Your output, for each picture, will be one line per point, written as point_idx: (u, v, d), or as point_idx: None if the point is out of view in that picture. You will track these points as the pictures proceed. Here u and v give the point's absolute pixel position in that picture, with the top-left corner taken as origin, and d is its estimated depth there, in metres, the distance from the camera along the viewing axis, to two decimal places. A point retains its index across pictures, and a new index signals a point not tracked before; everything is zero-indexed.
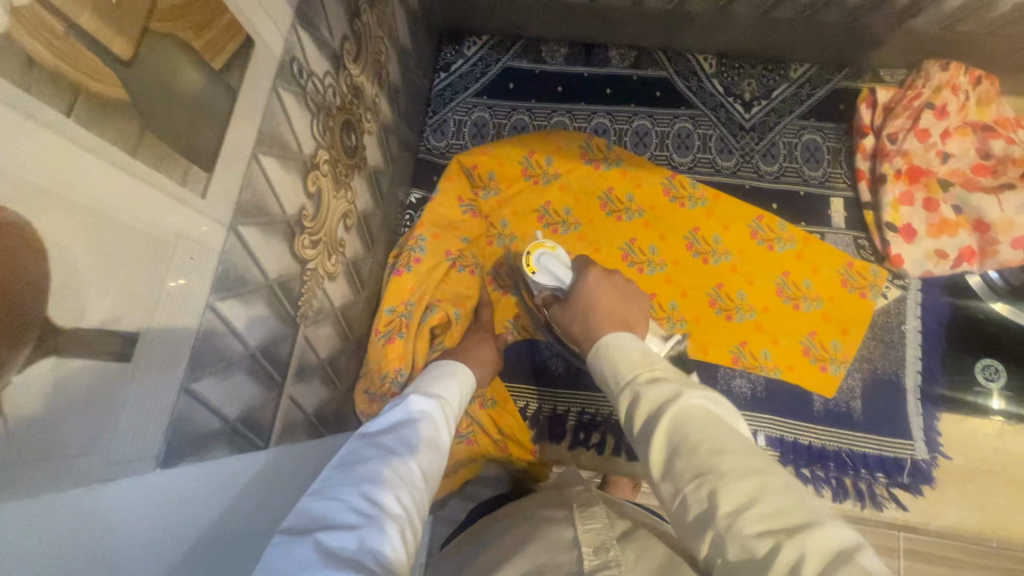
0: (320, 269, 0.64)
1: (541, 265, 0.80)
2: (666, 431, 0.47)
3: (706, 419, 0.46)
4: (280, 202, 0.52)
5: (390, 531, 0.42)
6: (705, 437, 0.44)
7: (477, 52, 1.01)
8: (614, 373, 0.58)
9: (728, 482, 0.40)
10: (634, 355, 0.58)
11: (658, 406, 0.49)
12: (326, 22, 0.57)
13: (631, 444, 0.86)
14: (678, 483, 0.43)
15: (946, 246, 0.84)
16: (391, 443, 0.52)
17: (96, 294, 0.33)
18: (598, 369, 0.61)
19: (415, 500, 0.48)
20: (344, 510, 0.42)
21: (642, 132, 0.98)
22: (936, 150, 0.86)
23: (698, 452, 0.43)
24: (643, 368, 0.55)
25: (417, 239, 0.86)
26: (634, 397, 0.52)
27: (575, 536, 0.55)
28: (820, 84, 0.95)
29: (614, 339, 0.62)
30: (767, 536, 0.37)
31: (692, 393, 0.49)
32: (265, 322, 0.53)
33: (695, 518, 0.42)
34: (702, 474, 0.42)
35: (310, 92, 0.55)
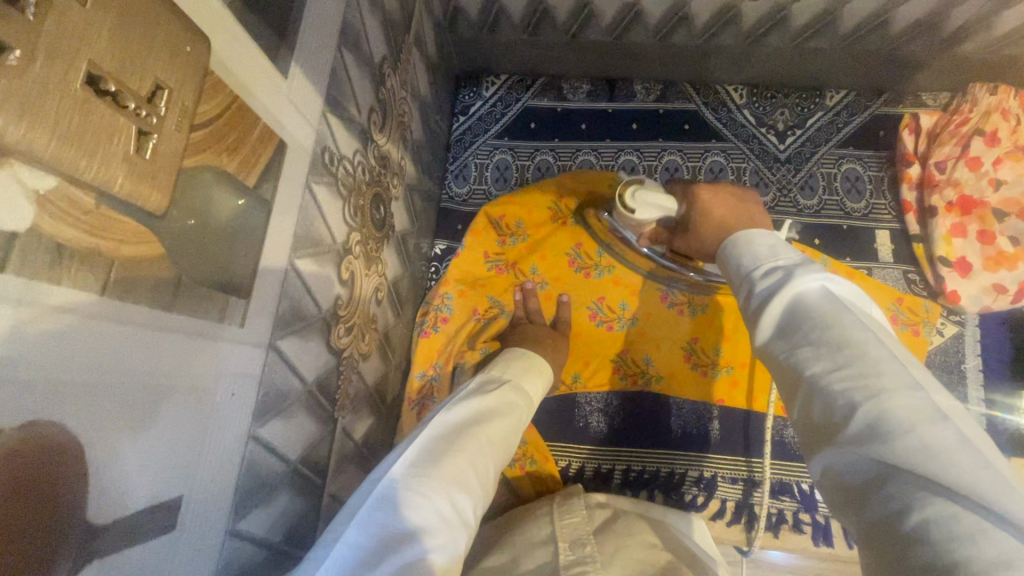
0: (354, 353, 0.60)
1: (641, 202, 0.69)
2: (769, 309, 0.41)
3: (819, 299, 0.39)
4: (316, 301, 0.49)
5: (460, 540, 0.40)
6: (812, 320, 0.38)
7: (496, 92, 0.98)
8: (731, 259, 0.49)
9: (824, 351, 0.36)
10: (764, 242, 0.47)
11: (765, 296, 0.42)
12: (354, 99, 0.53)
13: (680, 502, 0.82)
14: (774, 354, 0.41)
15: (1004, 280, 0.79)
16: (474, 437, 0.48)
17: (137, 474, 0.29)
18: (718, 259, 0.52)
19: (484, 504, 0.45)
20: (422, 507, 0.40)
21: (672, 168, 0.93)
22: (988, 178, 0.81)
23: (803, 329, 0.38)
24: (768, 260, 0.45)
25: (443, 296, 0.84)
26: (751, 289, 0.44)
27: (552, 531, 0.54)
28: (858, 111, 0.91)
29: (737, 233, 0.49)
30: (852, 397, 0.33)
31: (808, 280, 0.41)
32: (305, 431, 0.49)
33: (785, 380, 0.39)
34: (798, 348, 0.38)
35: (341, 177, 0.52)
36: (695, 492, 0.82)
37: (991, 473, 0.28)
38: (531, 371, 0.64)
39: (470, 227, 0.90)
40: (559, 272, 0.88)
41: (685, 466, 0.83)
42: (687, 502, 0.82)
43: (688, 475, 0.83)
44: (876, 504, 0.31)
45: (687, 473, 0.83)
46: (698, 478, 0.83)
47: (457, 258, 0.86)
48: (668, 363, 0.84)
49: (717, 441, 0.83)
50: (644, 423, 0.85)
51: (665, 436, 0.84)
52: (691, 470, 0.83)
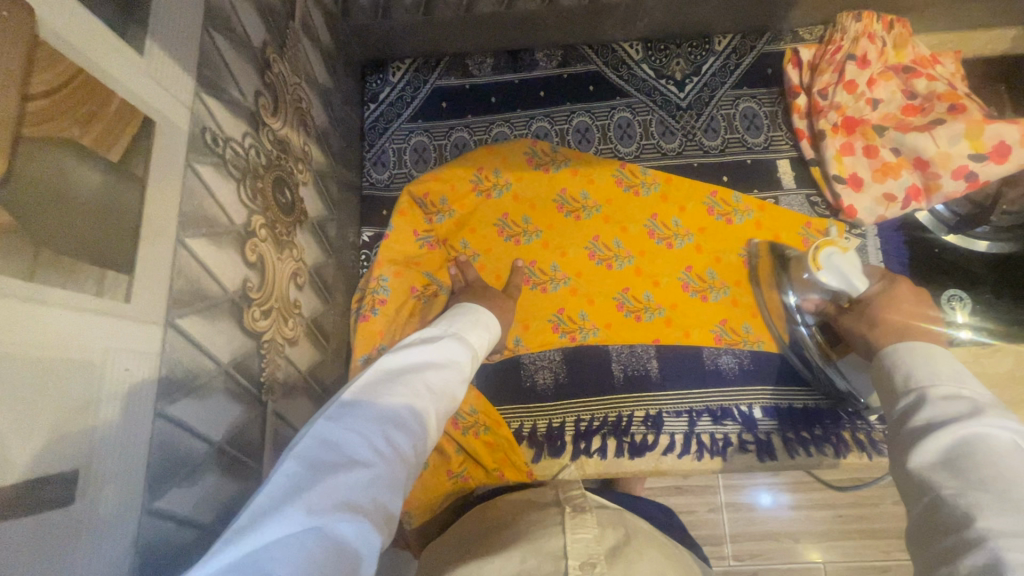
0: (277, 337, 0.60)
1: (830, 266, 0.75)
2: (940, 436, 0.42)
3: (1011, 448, 0.40)
4: (220, 281, 0.49)
5: (399, 474, 0.44)
6: (985, 456, 0.39)
7: (403, 77, 0.99)
8: (903, 372, 0.52)
9: (1008, 505, 0.36)
10: (945, 369, 0.49)
11: (934, 421, 0.44)
12: (234, 82, 0.53)
13: (632, 442, 0.84)
14: (929, 481, 0.41)
15: (893, 189, 0.86)
16: (414, 384, 0.51)
17: (16, 445, 0.29)
18: (879, 361, 0.56)
19: (425, 448, 0.49)
20: (358, 441, 0.43)
21: (582, 128, 0.97)
22: (865, 98, 0.88)
23: (976, 467, 0.39)
24: (947, 382, 0.48)
25: (378, 279, 0.84)
26: (922, 403, 0.47)
27: (563, 546, 0.53)
28: (745, 52, 0.96)
29: (923, 344, 0.54)
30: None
31: (1000, 421, 0.42)
32: (228, 411, 0.49)
33: (940, 522, 0.39)
34: (966, 485, 0.38)
35: (230, 159, 0.52)
36: (644, 431, 0.84)
37: None
38: (487, 342, 0.68)
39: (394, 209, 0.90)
40: (490, 245, 0.92)
41: (632, 407, 0.85)
42: (638, 442, 0.84)
43: (636, 415, 0.85)
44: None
45: (634, 414, 0.85)
46: (645, 417, 0.85)
47: (387, 238, 0.87)
48: (604, 314, 0.89)
49: (658, 379, 0.86)
50: (589, 374, 0.87)
51: (609, 382, 0.86)
52: (637, 410, 0.85)
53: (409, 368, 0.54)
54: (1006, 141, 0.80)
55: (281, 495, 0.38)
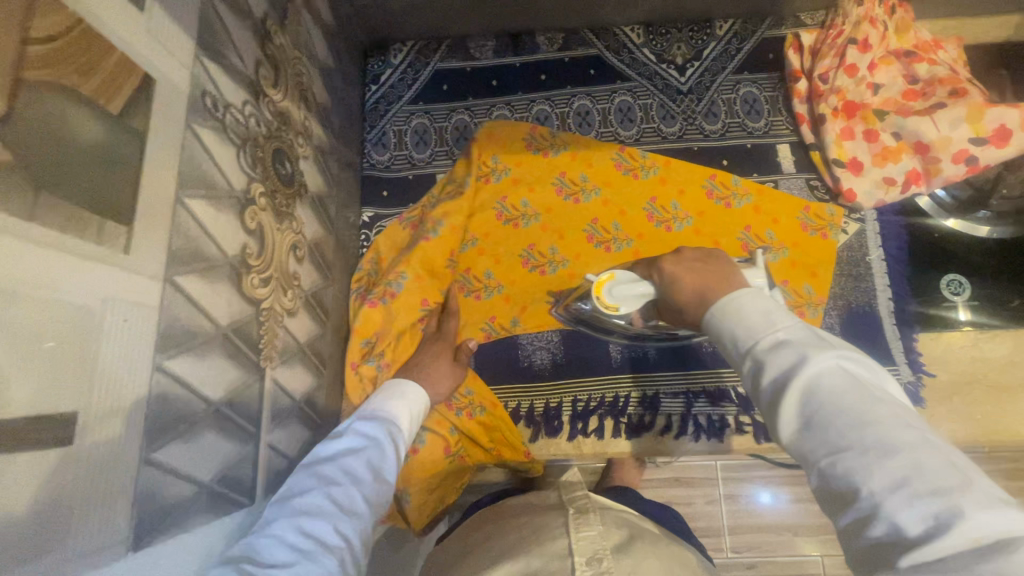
0: (276, 306, 0.60)
1: (617, 300, 0.71)
2: (788, 402, 0.40)
3: (846, 386, 0.38)
4: (218, 244, 0.49)
5: (329, 565, 0.43)
6: (840, 410, 0.37)
7: (405, 59, 0.99)
8: (728, 331, 0.47)
9: (879, 465, 0.34)
10: (754, 315, 0.46)
11: (777, 386, 0.40)
12: (234, 49, 0.54)
13: (629, 423, 0.84)
14: (805, 457, 0.38)
15: (892, 173, 0.86)
16: (335, 470, 0.51)
17: (14, 382, 0.30)
18: (710, 321, 0.50)
19: (363, 532, 0.49)
20: (275, 549, 0.43)
21: (583, 111, 0.97)
22: (866, 82, 0.88)
23: (835, 426, 0.37)
24: (766, 330, 0.44)
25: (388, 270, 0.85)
26: (757, 366, 0.43)
27: (569, 543, 0.54)
28: (747, 37, 0.96)
29: (735, 293, 0.50)
30: (932, 521, 0.31)
31: (822, 355, 0.40)
32: (225, 373, 0.50)
33: (830, 493, 0.36)
34: (838, 450, 0.36)
35: (230, 125, 0.52)
36: (641, 412, 0.85)
37: None
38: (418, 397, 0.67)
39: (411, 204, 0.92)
40: (492, 229, 0.92)
41: (629, 388, 0.85)
42: (635, 423, 0.84)
43: (633, 396, 0.85)
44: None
45: (631, 395, 0.85)
46: (642, 398, 0.85)
47: (426, 241, 0.85)
48: None
49: (655, 361, 0.86)
50: (586, 354, 0.87)
51: (606, 363, 0.87)
52: (634, 391, 0.85)
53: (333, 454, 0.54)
54: (1007, 125, 0.80)
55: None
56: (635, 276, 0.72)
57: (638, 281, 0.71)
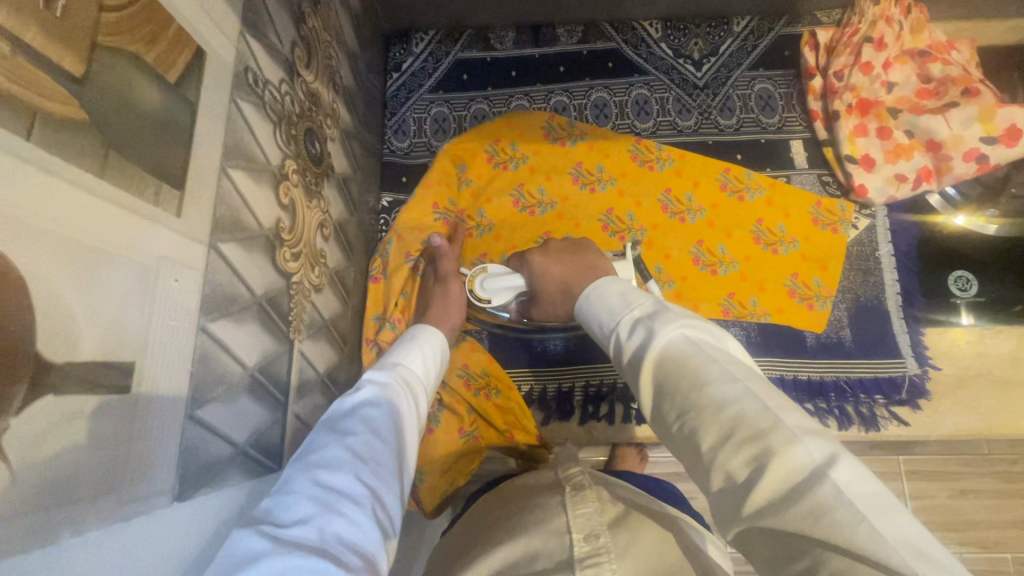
0: (305, 281, 0.62)
1: (490, 292, 0.78)
2: (648, 376, 0.44)
3: (687, 350, 0.42)
4: (256, 216, 0.51)
5: (355, 515, 0.41)
6: (683, 373, 0.40)
7: (426, 48, 1.01)
8: (603, 318, 0.53)
9: (713, 420, 0.37)
10: (615, 300, 0.53)
11: (639, 359, 0.45)
12: (272, 27, 0.55)
13: (639, 409, 0.86)
14: (665, 424, 0.42)
15: (905, 169, 0.87)
16: (352, 423, 0.49)
17: (84, 329, 0.32)
18: (583, 315, 0.56)
19: (389, 479, 0.46)
20: (298, 503, 0.40)
21: (601, 104, 0.98)
22: (880, 80, 0.89)
23: (680, 389, 0.40)
24: (624, 312, 0.50)
25: (384, 243, 0.88)
26: (624, 345, 0.48)
27: (566, 522, 0.54)
28: (763, 34, 0.98)
29: (599, 285, 0.56)
30: (753, 461, 0.34)
31: (668, 327, 0.44)
32: (259, 340, 0.52)
33: (687, 453, 0.39)
34: (685, 411, 0.39)
35: (268, 102, 0.54)
36: None
37: (867, 526, 0.29)
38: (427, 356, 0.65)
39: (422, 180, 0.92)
40: (500, 209, 0.94)
41: None
42: None
43: None
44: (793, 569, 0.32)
45: None
46: None
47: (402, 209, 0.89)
48: None
49: None
50: (598, 340, 0.89)
51: None
52: None
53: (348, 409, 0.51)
54: (1017, 125, 0.81)
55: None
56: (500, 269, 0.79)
57: (510, 274, 0.78)
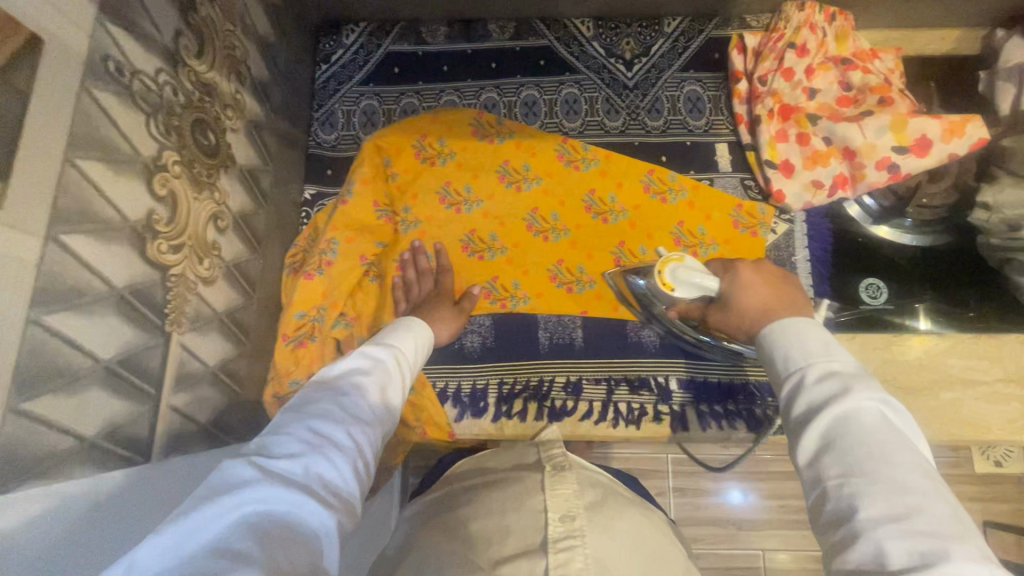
0: (188, 274, 0.62)
1: (681, 281, 0.71)
2: (826, 423, 0.47)
3: (878, 425, 0.46)
4: (117, 207, 0.51)
5: (336, 461, 0.47)
6: (865, 443, 0.44)
7: (357, 40, 1.00)
8: (781, 354, 0.56)
9: (885, 496, 0.41)
10: (816, 345, 0.54)
11: (814, 407, 0.49)
12: (148, 17, 0.55)
13: (552, 407, 0.87)
14: (822, 474, 0.45)
15: (821, 176, 0.88)
16: (345, 387, 0.55)
17: None
18: (762, 343, 0.59)
19: (371, 442, 0.53)
20: (289, 443, 0.46)
21: (530, 101, 0.98)
22: (801, 86, 0.90)
23: (861, 457, 0.44)
24: (822, 359, 0.52)
25: (328, 242, 0.84)
26: (800, 388, 0.51)
27: (543, 502, 0.58)
28: (694, 36, 0.98)
29: (803, 319, 0.58)
30: (919, 555, 0.38)
31: (868, 395, 0.47)
32: (118, 333, 0.51)
33: (832, 512, 0.43)
34: (851, 475, 0.43)
35: (137, 91, 0.53)
36: (564, 397, 0.87)
37: None
38: (417, 342, 0.71)
39: (354, 173, 0.89)
40: (441, 211, 0.93)
41: (553, 373, 0.88)
42: (558, 407, 0.87)
43: (557, 381, 0.88)
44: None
45: (555, 379, 0.88)
46: (565, 383, 0.88)
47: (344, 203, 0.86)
48: (536, 285, 0.91)
49: (581, 347, 0.89)
50: (513, 340, 0.89)
51: (533, 348, 0.89)
52: (558, 376, 0.88)
53: (340, 374, 0.57)
54: (927, 135, 0.82)
55: (210, 490, 0.40)
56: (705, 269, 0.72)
57: (706, 273, 0.71)
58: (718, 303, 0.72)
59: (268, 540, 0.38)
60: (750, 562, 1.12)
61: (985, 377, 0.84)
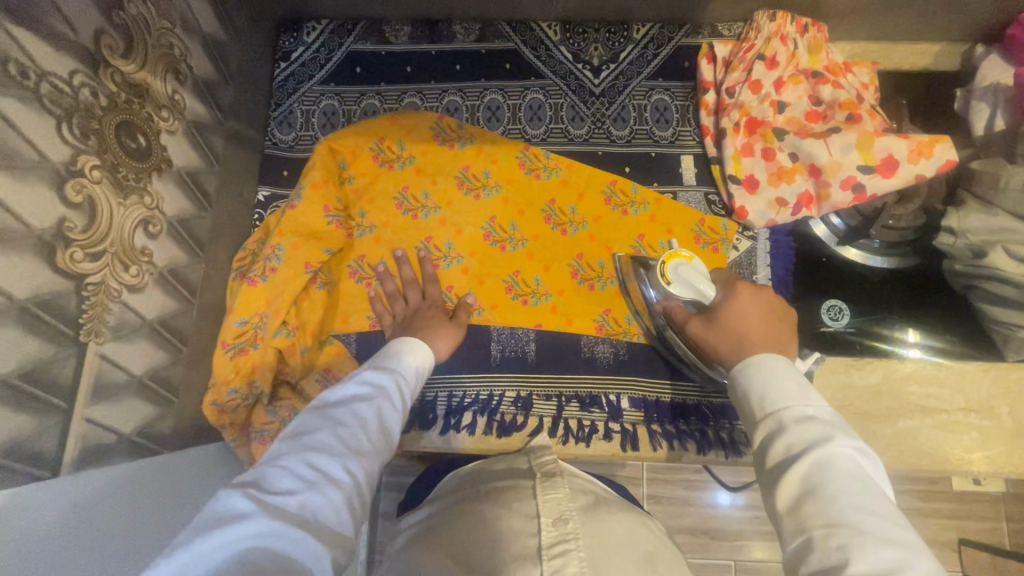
0: (110, 281, 0.60)
1: (680, 277, 0.73)
2: (803, 471, 0.45)
3: (857, 474, 0.44)
4: (19, 215, 0.49)
5: (332, 497, 0.45)
6: (848, 492, 0.43)
7: (318, 38, 0.97)
8: (757, 391, 0.54)
9: (874, 551, 0.39)
10: (790, 384, 0.53)
11: (798, 453, 0.47)
12: (61, 17, 0.53)
13: (501, 421, 0.85)
14: (804, 523, 0.43)
15: (785, 194, 0.85)
16: (344, 414, 0.53)
17: None
18: (733, 379, 0.58)
19: (371, 473, 0.51)
20: (285, 477, 0.45)
21: (493, 106, 0.96)
22: (770, 99, 0.87)
23: (842, 507, 0.42)
24: (799, 402, 0.51)
25: (273, 247, 0.82)
26: (782, 430, 0.50)
27: (535, 507, 0.54)
28: (663, 43, 0.95)
29: (773, 355, 0.57)
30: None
31: (846, 441, 0.46)
32: (19, 346, 0.50)
33: (817, 563, 0.41)
34: (835, 526, 0.42)
35: (46, 94, 0.51)
36: (513, 412, 0.85)
37: None
38: (419, 364, 0.69)
39: (306, 177, 0.87)
40: (399, 217, 0.90)
41: (504, 387, 0.86)
42: (507, 422, 0.84)
43: (507, 395, 0.86)
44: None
45: (505, 394, 0.86)
46: (515, 398, 0.86)
47: (292, 208, 0.84)
48: (491, 296, 0.89)
49: (533, 361, 0.87)
50: (464, 352, 0.87)
51: (485, 361, 0.87)
52: (508, 390, 0.86)
53: (341, 401, 0.56)
54: (894, 156, 0.80)
55: (205, 523, 0.40)
56: (709, 279, 0.73)
57: (705, 281, 0.72)
58: (705, 313, 0.70)
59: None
60: (720, 572, 1.11)
61: (947, 406, 0.80)
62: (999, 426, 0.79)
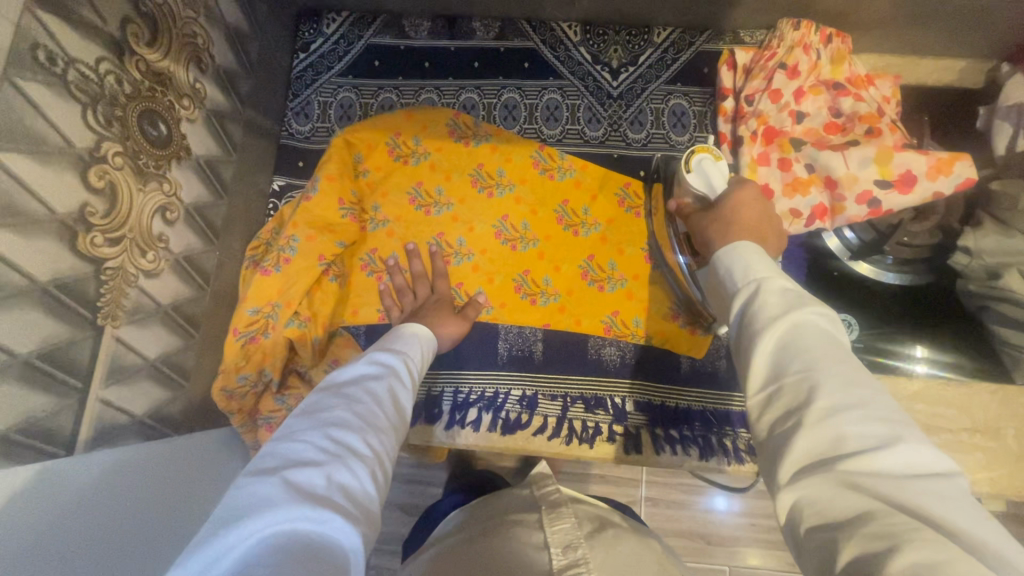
0: (128, 266, 0.61)
1: (700, 169, 0.73)
2: (776, 328, 0.43)
3: (829, 333, 0.43)
4: (45, 200, 0.50)
5: (357, 470, 0.46)
6: (821, 343, 0.41)
7: (337, 30, 0.97)
8: (738, 267, 0.52)
9: (841, 388, 0.38)
10: (767, 262, 0.51)
11: (773, 314, 0.45)
12: (90, 5, 0.54)
13: (505, 420, 0.85)
14: (776, 373, 0.42)
15: (800, 205, 0.84)
16: (356, 392, 0.54)
17: None
18: (714, 263, 0.55)
19: (386, 447, 0.52)
20: (308, 453, 0.45)
21: (510, 105, 0.96)
22: (788, 109, 0.86)
23: (814, 353, 0.41)
24: (775, 275, 0.49)
25: (288, 238, 0.83)
26: (758, 297, 0.47)
27: (544, 538, 0.55)
28: (684, 48, 0.95)
29: (752, 243, 0.54)
30: (871, 441, 0.35)
31: (820, 306, 0.45)
32: (39, 327, 0.51)
33: (784, 405, 0.40)
34: (807, 369, 0.40)
35: (73, 81, 0.52)
36: (518, 410, 0.86)
37: (971, 520, 0.32)
38: (422, 345, 0.70)
39: (320, 170, 0.87)
40: (412, 212, 0.91)
41: (509, 386, 0.87)
42: (512, 420, 0.85)
43: (513, 394, 0.87)
44: (856, 540, 0.32)
45: (510, 392, 0.87)
46: (520, 397, 0.87)
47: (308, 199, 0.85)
48: (500, 294, 0.89)
49: (540, 362, 0.87)
50: (473, 350, 0.88)
51: (492, 359, 0.87)
52: (513, 389, 0.87)
53: (351, 379, 0.56)
54: (912, 171, 0.79)
55: (229, 513, 0.40)
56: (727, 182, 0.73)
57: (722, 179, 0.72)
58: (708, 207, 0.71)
59: (294, 551, 0.38)
60: None
61: (952, 425, 0.80)
62: (1004, 448, 0.78)
